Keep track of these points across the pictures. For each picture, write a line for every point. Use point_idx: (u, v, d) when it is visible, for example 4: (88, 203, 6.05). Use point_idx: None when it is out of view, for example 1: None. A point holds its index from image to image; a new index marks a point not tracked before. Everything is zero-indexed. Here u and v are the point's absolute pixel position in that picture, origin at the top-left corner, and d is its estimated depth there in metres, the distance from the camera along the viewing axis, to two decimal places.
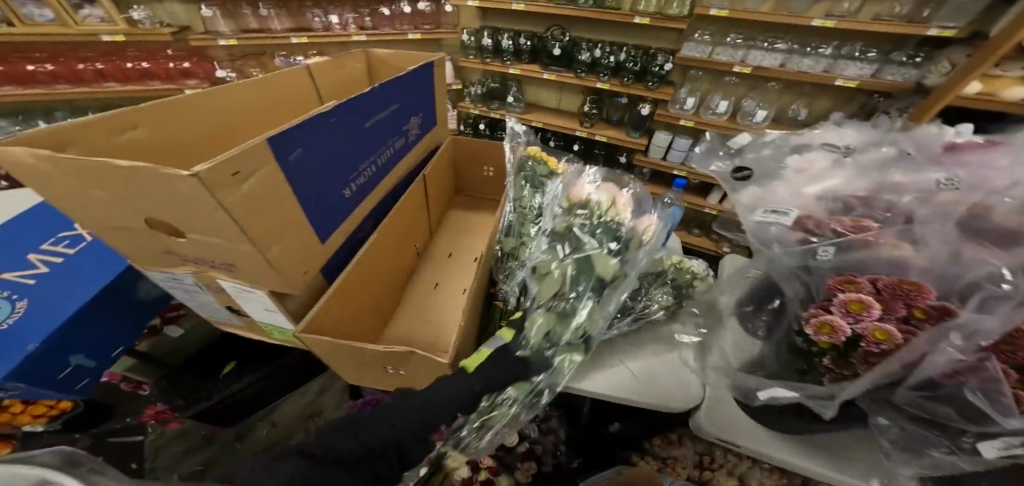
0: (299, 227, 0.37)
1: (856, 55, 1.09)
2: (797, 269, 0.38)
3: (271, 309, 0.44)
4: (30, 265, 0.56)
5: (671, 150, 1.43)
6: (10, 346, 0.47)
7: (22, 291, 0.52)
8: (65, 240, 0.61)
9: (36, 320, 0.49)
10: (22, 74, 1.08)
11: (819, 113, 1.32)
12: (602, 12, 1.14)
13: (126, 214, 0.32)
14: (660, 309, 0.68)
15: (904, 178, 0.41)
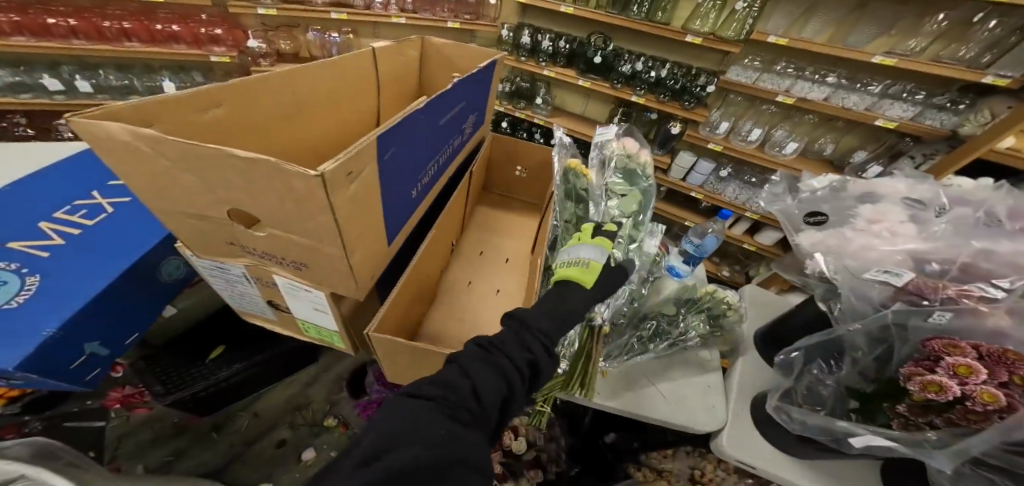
0: (373, 231, 0.41)
1: (904, 95, 1.11)
2: (892, 326, 0.38)
3: (321, 308, 0.46)
4: (41, 235, 0.49)
5: (692, 173, 1.41)
6: (19, 328, 0.40)
7: (32, 265, 0.45)
8: (83, 209, 0.54)
9: (47, 300, 0.42)
10: (41, 26, 1.05)
11: (846, 148, 1.32)
12: (652, 25, 1.20)
13: (212, 200, 0.34)
14: (696, 337, 0.68)
15: (997, 242, 0.40)
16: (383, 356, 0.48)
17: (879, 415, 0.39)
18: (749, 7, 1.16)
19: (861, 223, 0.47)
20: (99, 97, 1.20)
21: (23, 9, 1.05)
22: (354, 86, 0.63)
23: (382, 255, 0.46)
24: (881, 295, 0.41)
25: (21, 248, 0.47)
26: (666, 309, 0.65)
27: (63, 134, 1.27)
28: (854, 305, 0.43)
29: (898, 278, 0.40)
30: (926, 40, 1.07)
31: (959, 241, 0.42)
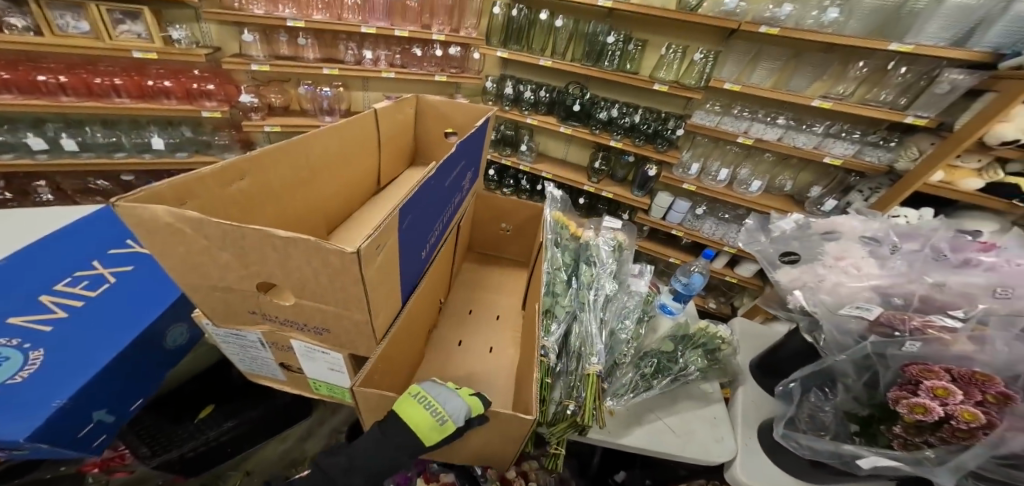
0: (393, 296, 0.42)
1: (842, 135, 1.25)
2: (873, 355, 0.43)
3: (337, 369, 0.46)
4: (43, 308, 0.48)
5: (671, 211, 1.51)
6: (27, 405, 0.38)
7: (36, 340, 0.44)
8: (85, 280, 0.53)
9: (60, 373, 0.41)
10: (32, 84, 1.05)
11: (803, 183, 1.46)
12: (625, 76, 1.33)
13: (242, 274, 0.35)
14: (696, 371, 0.70)
15: (945, 285, 0.47)
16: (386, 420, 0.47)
17: (879, 436, 0.43)
18: (706, 59, 1.31)
19: (829, 260, 0.54)
20: (84, 155, 1.18)
21: (12, 66, 1.04)
22: (359, 148, 0.67)
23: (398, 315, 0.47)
24: (859, 328, 0.47)
25: (26, 322, 0.46)
26: (664, 346, 0.71)
27: (41, 191, 1.24)
28: (838, 340, 0.48)
29: (869, 312, 0.45)
30: (853, 84, 1.24)
31: (917, 276, 0.49)
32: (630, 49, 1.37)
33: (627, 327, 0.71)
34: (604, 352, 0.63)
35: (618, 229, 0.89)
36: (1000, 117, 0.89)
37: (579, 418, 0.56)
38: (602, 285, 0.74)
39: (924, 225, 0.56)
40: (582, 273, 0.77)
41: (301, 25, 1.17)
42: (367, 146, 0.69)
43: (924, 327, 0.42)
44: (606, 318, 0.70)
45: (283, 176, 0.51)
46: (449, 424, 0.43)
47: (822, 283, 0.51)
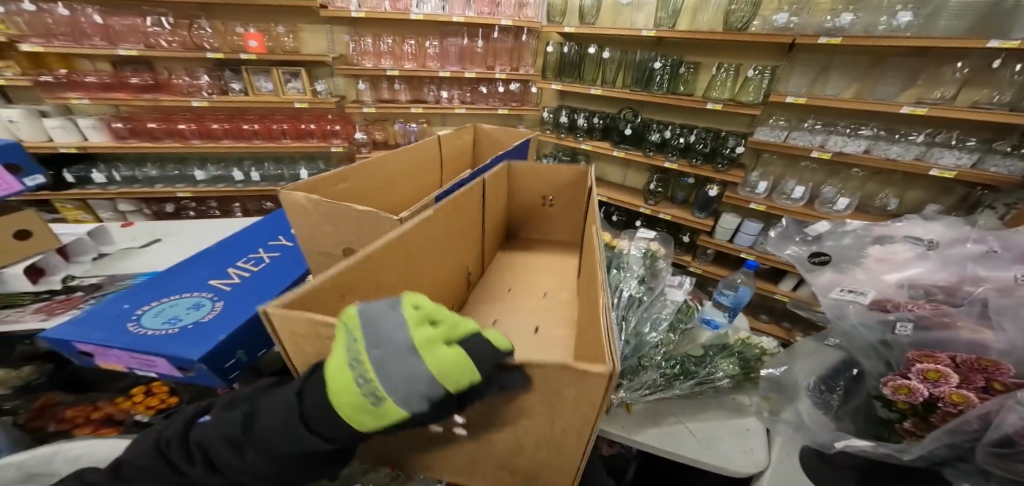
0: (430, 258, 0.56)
1: (952, 143, 1.06)
2: (880, 347, 0.46)
3: None
4: (229, 276, 0.70)
5: (739, 233, 1.38)
6: (208, 334, 0.55)
7: (221, 294, 0.64)
8: (252, 261, 0.76)
9: (235, 317, 0.60)
10: (240, 130, 1.50)
11: (912, 202, 1.21)
12: (678, 99, 1.38)
13: (334, 242, 0.51)
14: (727, 378, 0.67)
15: (985, 290, 0.44)
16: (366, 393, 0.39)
17: (890, 432, 0.42)
18: (761, 74, 1.28)
19: (872, 262, 0.53)
20: (262, 184, 1.61)
21: (232, 119, 1.51)
22: (425, 166, 0.84)
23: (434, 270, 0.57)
24: (857, 313, 0.48)
25: (222, 284, 0.68)
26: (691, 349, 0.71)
27: (235, 211, 1.71)
28: (839, 324, 0.50)
29: (864, 296, 0.49)
30: (954, 87, 1.13)
31: (944, 266, 0.49)
32: (681, 71, 1.42)
33: (655, 332, 0.73)
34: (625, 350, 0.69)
35: (652, 240, 0.95)
36: None
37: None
38: (626, 286, 0.81)
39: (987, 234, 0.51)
40: (611, 275, 0.85)
41: (397, 73, 1.47)
42: (430, 163, 0.85)
43: (925, 313, 0.43)
44: (630, 318, 0.75)
45: (370, 182, 0.68)
46: (395, 412, 0.26)
47: (829, 277, 0.53)
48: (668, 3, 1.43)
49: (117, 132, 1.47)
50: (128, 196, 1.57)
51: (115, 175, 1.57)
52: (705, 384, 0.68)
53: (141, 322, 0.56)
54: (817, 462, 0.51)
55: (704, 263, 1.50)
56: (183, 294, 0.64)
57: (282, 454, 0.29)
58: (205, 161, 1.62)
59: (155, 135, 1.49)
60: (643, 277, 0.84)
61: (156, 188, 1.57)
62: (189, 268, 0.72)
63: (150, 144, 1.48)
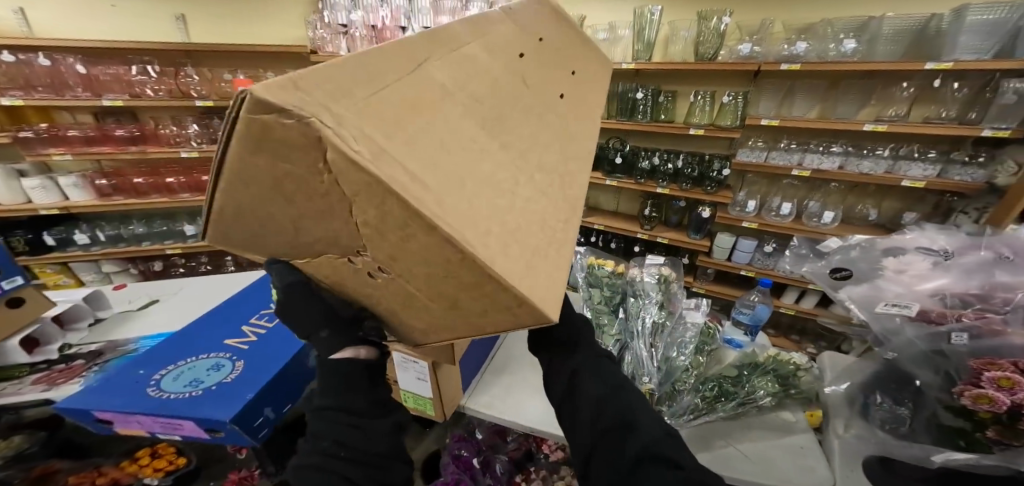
0: None
1: (915, 155, 1.17)
2: (934, 354, 0.49)
3: (422, 377, 0.73)
4: (245, 335, 0.75)
5: (736, 251, 1.44)
6: (235, 394, 0.60)
7: (239, 354, 0.69)
8: (265, 317, 0.80)
9: (251, 377, 0.64)
10: None
11: (890, 211, 1.31)
12: (661, 126, 1.47)
13: None
14: (768, 396, 0.67)
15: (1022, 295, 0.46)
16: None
17: (979, 446, 0.47)
18: (735, 99, 1.39)
19: (890, 273, 0.56)
20: None
21: None
22: None
23: None
24: (910, 327, 0.50)
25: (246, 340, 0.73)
26: (725, 370, 0.71)
27: (227, 263, 1.99)
28: (892, 338, 0.52)
29: (910, 309, 0.50)
30: (905, 105, 1.27)
31: (966, 276, 0.51)
32: (661, 100, 1.53)
33: (682, 355, 0.75)
34: (657, 375, 0.70)
35: (662, 265, 0.97)
36: None
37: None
38: (646, 314, 0.81)
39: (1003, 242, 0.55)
40: (629, 304, 0.86)
41: None
42: None
43: (974, 321, 0.45)
44: (657, 344, 0.76)
45: None
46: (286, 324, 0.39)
47: (868, 290, 0.55)
48: (644, 36, 1.53)
49: (101, 189, 1.68)
50: (111, 255, 1.78)
51: (100, 235, 1.79)
52: (747, 404, 0.68)
53: (163, 386, 0.62)
54: (883, 471, 0.55)
55: (706, 283, 1.55)
56: (202, 355, 0.69)
57: (340, 399, 0.40)
58: (195, 215, 1.88)
59: (140, 189, 1.70)
60: (661, 303, 0.85)
61: (144, 245, 1.81)
62: (206, 329, 0.77)
63: (136, 198, 1.70)
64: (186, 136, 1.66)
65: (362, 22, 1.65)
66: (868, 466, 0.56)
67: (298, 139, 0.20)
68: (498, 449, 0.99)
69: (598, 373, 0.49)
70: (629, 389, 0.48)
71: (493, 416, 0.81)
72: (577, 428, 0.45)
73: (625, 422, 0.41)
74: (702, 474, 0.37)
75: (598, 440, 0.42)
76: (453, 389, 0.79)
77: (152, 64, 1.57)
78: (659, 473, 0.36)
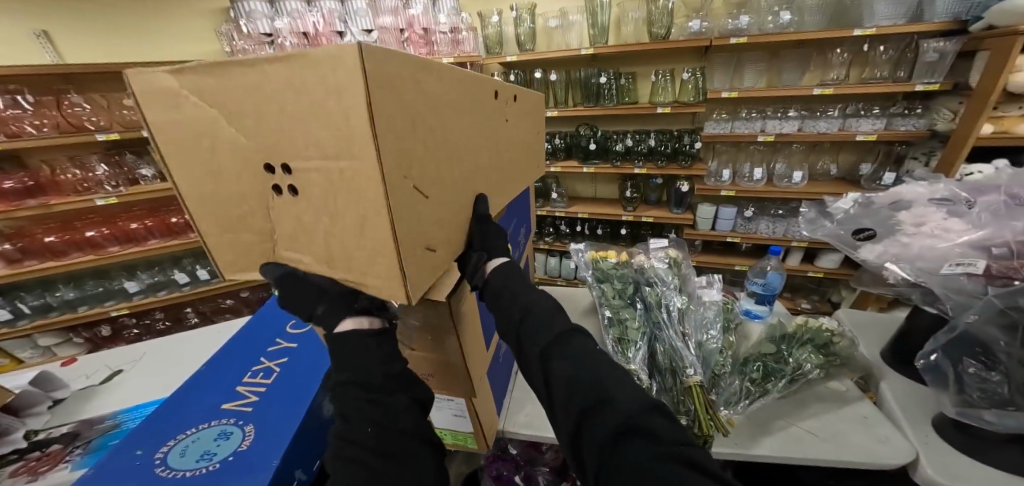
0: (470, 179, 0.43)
1: (862, 113, 1.29)
2: (1009, 309, 0.47)
3: (459, 413, 0.68)
4: (243, 396, 0.71)
5: (718, 220, 1.51)
6: (256, 462, 0.58)
7: (244, 418, 0.66)
8: (260, 372, 0.77)
9: (268, 435, 0.62)
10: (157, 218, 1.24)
11: (847, 164, 1.46)
12: (629, 108, 1.47)
13: None
14: (815, 369, 0.68)
15: None
16: (399, 158, 0.27)
17: None
18: (695, 75, 1.43)
19: (910, 227, 0.57)
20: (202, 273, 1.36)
21: None
22: None
23: (468, 173, 0.42)
24: (973, 283, 0.51)
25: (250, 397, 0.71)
26: (765, 348, 0.71)
27: (189, 315, 1.73)
28: (954, 297, 0.53)
29: (975, 266, 0.50)
30: (842, 69, 1.37)
31: (1004, 225, 0.51)
32: (623, 83, 1.55)
33: (714, 337, 0.74)
34: (700, 363, 0.67)
35: (667, 247, 0.97)
36: (1012, 67, 0.99)
37: (696, 429, 0.61)
38: (670, 301, 0.79)
39: (1009, 181, 0.58)
40: (647, 294, 0.82)
41: None
42: None
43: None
44: (688, 330, 0.74)
45: None
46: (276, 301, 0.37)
47: (917, 253, 0.55)
48: (597, 21, 1.51)
49: (6, 255, 1.34)
50: (45, 327, 1.47)
51: (24, 307, 1.45)
52: (796, 379, 0.68)
53: (174, 465, 0.59)
54: (958, 433, 0.58)
55: (695, 254, 1.62)
56: (203, 425, 0.66)
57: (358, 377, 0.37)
58: (134, 269, 1.59)
59: (57, 249, 1.39)
60: (679, 288, 0.84)
61: (82, 312, 1.50)
62: (192, 397, 0.72)
63: (55, 261, 1.38)
64: (96, 179, 1.38)
65: (289, 29, 1.45)
66: (942, 430, 0.60)
67: (156, 92, 0.29)
68: (536, 462, 0.94)
69: (568, 343, 0.42)
70: (604, 355, 0.41)
71: (536, 436, 0.76)
72: (556, 412, 0.39)
73: (599, 398, 0.36)
74: (688, 452, 0.33)
75: (579, 425, 0.37)
76: (491, 416, 0.73)
77: (22, 94, 1.27)
78: (643, 449, 0.33)
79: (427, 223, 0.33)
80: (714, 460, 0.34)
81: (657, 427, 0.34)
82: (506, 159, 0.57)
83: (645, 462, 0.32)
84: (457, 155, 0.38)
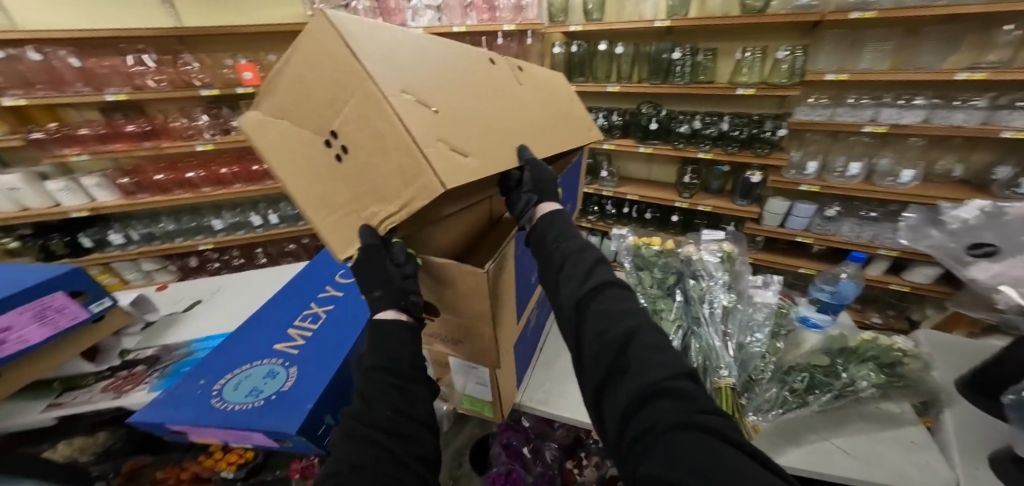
0: (485, 112, 0.52)
1: (1017, 105, 1.03)
2: None
3: (481, 382, 0.69)
4: (292, 338, 0.82)
5: (791, 217, 1.34)
6: (295, 402, 0.65)
7: (290, 360, 0.75)
8: (308, 318, 0.87)
9: (309, 382, 0.70)
10: None
11: (981, 166, 1.20)
12: (701, 87, 1.32)
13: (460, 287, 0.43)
14: (872, 387, 0.59)
15: None
16: (384, 68, 0.40)
17: None
18: (793, 53, 1.24)
19: None
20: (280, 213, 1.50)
21: None
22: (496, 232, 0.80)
23: (478, 106, 0.52)
24: None
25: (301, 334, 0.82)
26: (815, 359, 0.63)
27: (258, 255, 1.98)
28: None
29: None
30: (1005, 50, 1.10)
31: None
32: (700, 60, 1.40)
33: (758, 340, 0.66)
34: (737, 367, 0.62)
35: (723, 240, 0.87)
36: None
37: None
38: (715, 297, 0.71)
39: None
40: (690, 288, 0.74)
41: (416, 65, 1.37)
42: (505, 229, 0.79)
43: None
44: (730, 331, 0.67)
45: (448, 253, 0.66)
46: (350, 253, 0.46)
47: None
48: None
49: (124, 188, 1.63)
50: (148, 253, 1.77)
51: (134, 234, 1.77)
52: (846, 396, 0.61)
53: (227, 395, 0.70)
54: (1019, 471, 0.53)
55: (756, 251, 1.48)
56: (257, 361, 0.77)
57: (386, 368, 0.42)
58: (220, 209, 1.83)
59: (162, 186, 1.65)
60: (729, 286, 0.75)
61: (176, 242, 1.78)
62: (256, 333, 0.85)
63: (160, 196, 1.65)
64: (198, 128, 1.59)
65: None
66: (1000, 465, 0.55)
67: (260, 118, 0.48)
68: (546, 437, 0.99)
69: (601, 305, 0.43)
70: (638, 317, 0.41)
71: (549, 413, 0.78)
72: (584, 371, 0.41)
73: (622, 358, 0.37)
74: (709, 420, 0.31)
75: (601, 383, 0.38)
76: (509, 388, 0.75)
77: (148, 53, 1.49)
78: (662, 409, 0.32)
79: (432, 115, 0.42)
80: (743, 435, 0.31)
81: (689, 390, 0.34)
82: (527, 114, 0.65)
83: (668, 419, 0.31)
84: (457, 89, 0.49)
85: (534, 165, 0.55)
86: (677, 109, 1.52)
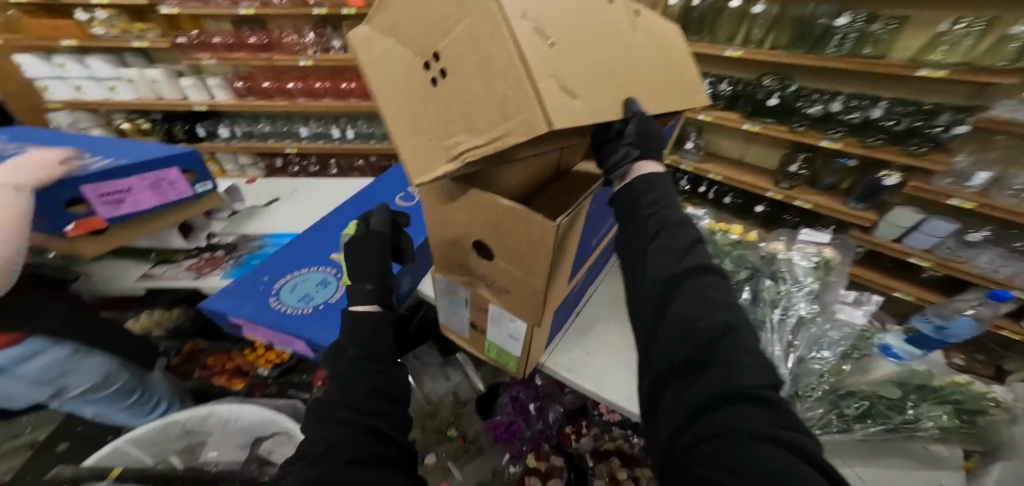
0: (592, 57, 0.51)
1: None
2: None
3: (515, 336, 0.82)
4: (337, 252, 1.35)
5: (917, 230, 1.30)
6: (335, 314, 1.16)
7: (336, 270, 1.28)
8: (358, 233, 1.44)
9: (341, 304, 1.19)
10: None
11: None
12: (873, 65, 1.21)
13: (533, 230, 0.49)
14: (922, 415, 0.73)
15: None
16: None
17: None
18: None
19: None
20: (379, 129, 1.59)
21: None
22: (558, 189, 0.84)
23: (587, 49, 0.50)
24: None
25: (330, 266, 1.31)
26: (885, 392, 0.74)
27: (330, 165, 2.17)
28: None
29: None
30: None
31: None
32: (877, 28, 1.25)
33: (823, 359, 0.77)
34: (789, 379, 0.75)
35: (819, 243, 0.93)
36: None
37: None
38: (795, 307, 0.82)
39: None
40: (766, 290, 0.86)
41: None
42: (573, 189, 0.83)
43: None
44: (796, 344, 0.79)
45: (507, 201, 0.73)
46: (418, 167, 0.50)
47: None
48: None
49: (238, 91, 1.85)
50: (247, 149, 2.05)
51: (236, 132, 2.04)
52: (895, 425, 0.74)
53: (285, 293, 1.21)
54: None
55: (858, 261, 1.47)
56: (309, 268, 1.30)
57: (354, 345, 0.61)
58: (308, 120, 2.02)
59: (268, 93, 1.85)
60: (809, 296, 0.85)
61: (269, 144, 2.02)
62: (312, 243, 1.39)
63: (265, 101, 1.86)
64: (304, 44, 1.72)
65: None
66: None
67: (372, 39, 0.55)
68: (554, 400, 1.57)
69: (688, 300, 0.53)
70: (724, 318, 0.51)
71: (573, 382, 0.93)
72: (660, 361, 0.52)
73: (710, 356, 0.47)
74: (793, 436, 0.40)
75: (685, 372, 0.49)
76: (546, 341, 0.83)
77: None
78: (748, 412, 0.42)
79: (548, 52, 0.43)
80: (820, 449, 0.40)
81: (769, 395, 0.44)
82: (635, 73, 0.62)
83: (754, 427, 0.40)
84: (570, 29, 0.49)
85: (639, 119, 0.57)
86: (818, 84, 1.43)
